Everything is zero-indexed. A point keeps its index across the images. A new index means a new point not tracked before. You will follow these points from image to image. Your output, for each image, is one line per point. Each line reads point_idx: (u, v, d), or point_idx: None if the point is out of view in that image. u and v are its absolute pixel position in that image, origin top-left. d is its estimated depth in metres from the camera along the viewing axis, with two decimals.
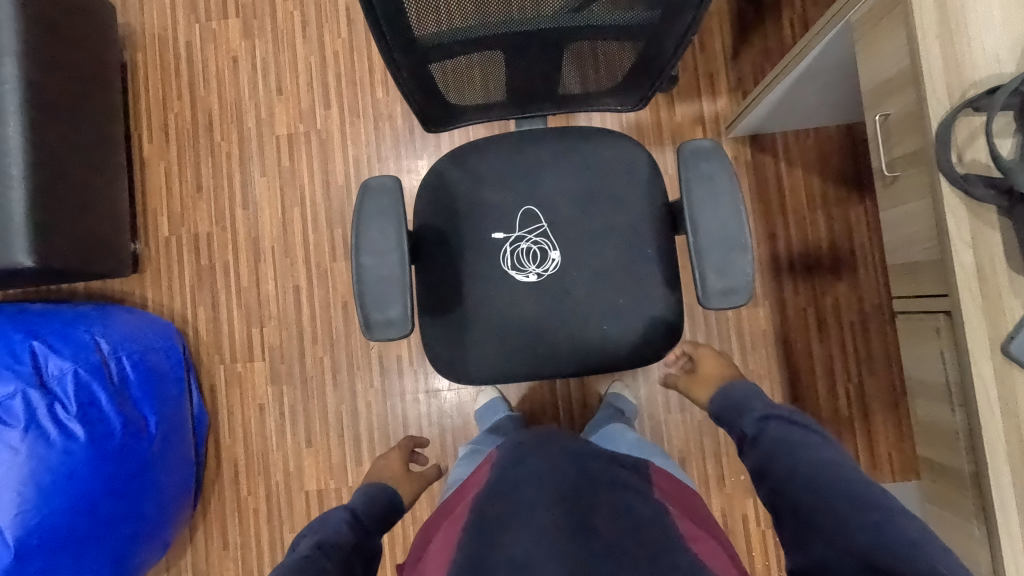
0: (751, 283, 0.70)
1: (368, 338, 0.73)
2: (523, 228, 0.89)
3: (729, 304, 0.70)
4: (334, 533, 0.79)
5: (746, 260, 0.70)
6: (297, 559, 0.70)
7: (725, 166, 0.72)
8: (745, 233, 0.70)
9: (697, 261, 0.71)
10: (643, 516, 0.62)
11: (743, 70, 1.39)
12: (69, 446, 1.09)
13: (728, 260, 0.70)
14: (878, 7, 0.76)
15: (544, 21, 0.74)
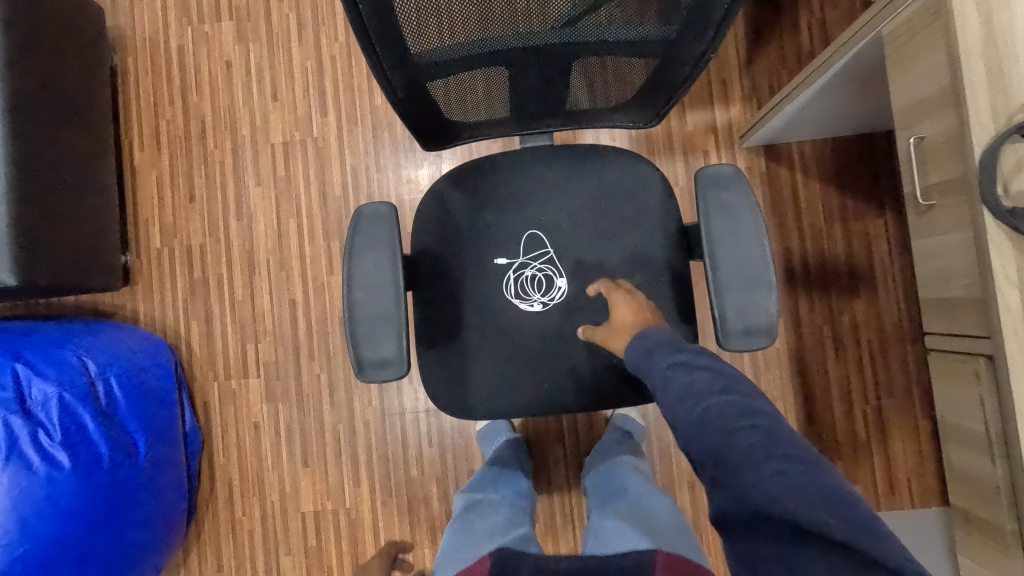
0: (774, 324, 0.65)
1: (361, 380, 0.68)
2: (529, 254, 0.84)
3: (750, 346, 0.65)
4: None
5: (770, 301, 0.65)
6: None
7: (747, 196, 0.67)
8: (769, 270, 0.65)
9: (716, 300, 0.65)
10: None
11: (757, 77, 1.32)
12: (54, 475, 1.04)
13: (750, 299, 0.65)
14: (914, 21, 0.70)
15: (551, 35, 0.68)
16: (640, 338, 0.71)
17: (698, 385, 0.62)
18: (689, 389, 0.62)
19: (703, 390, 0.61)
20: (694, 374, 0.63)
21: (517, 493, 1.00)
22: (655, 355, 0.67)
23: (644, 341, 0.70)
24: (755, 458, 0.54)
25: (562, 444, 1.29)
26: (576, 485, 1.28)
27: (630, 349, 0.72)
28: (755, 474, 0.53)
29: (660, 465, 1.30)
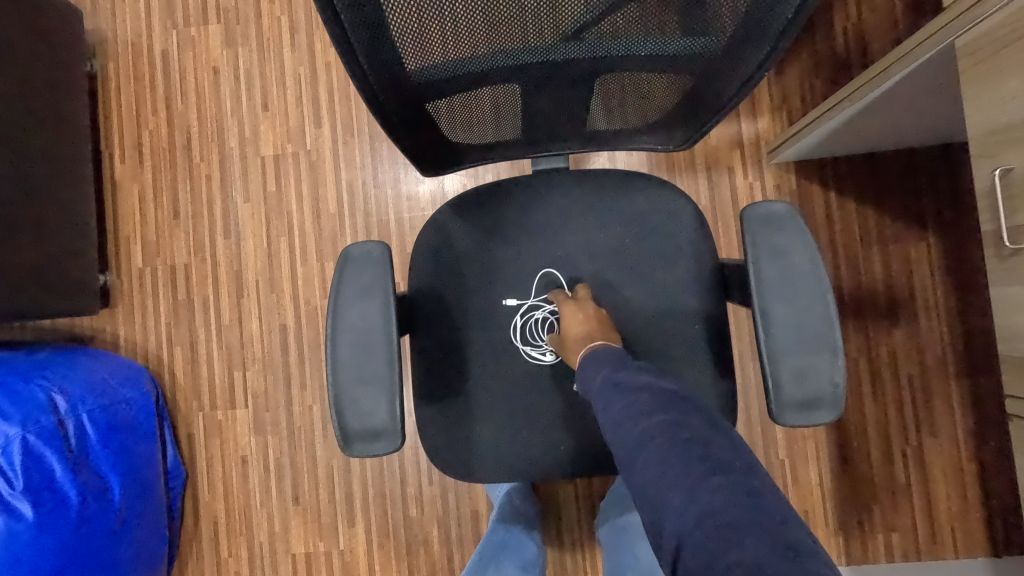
0: (838, 396, 0.55)
1: (347, 454, 0.58)
2: (543, 299, 0.74)
3: (810, 422, 0.55)
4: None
5: (834, 368, 0.54)
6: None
7: (805, 241, 0.56)
8: (834, 332, 0.54)
9: (770, 365, 0.55)
10: None
11: (788, 86, 1.22)
12: (14, 526, 0.94)
13: (810, 366, 0.54)
14: (1002, 30, 0.59)
15: (571, 47, 0.57)
16: (587, 353, 0.66)
17: (637, 404, 0.58)
18: (630, 409, 0.58)
19: (644, 408, 0.57)
20: (633, 394, 0.59)
21: (522, 567, 0.91)
22: (599, 375, 0.63)
23: (589, 358, 0.66)
24: (681, 474, 0.50)
25: (572, 485, 1.19)
26: (587, 530, 1.18)
27: (576, 367, 0.68)
28: (682, 490, 0.49)
29: None
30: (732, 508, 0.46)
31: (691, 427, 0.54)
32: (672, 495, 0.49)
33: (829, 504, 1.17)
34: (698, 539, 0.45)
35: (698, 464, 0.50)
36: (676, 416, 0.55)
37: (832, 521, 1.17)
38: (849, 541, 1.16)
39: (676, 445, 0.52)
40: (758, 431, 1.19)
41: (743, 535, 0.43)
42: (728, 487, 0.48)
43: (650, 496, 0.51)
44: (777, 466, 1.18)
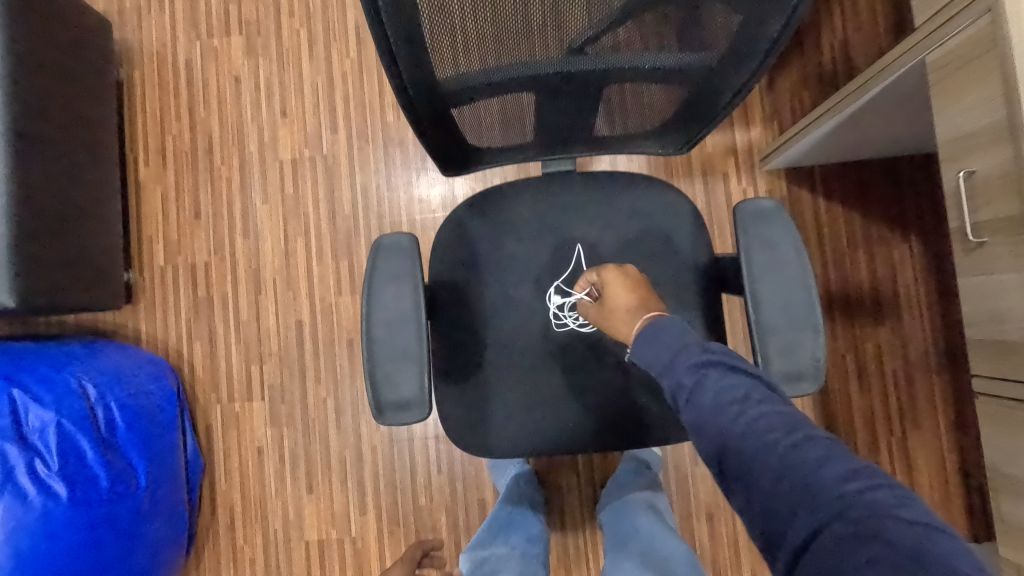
0: (820, 369, 0.61)
1: (380, 423, 0.64)
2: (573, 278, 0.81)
3: (796, 393, 0.61)
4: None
5: (817, 344, 0.61)
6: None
7: (791, 233, 0.64)
8: (816, 313, 0.61)
9: (760, 342, 0.62)
10: None
11: (779, 98, 1.29)
12: (50, 506, 1.00)
13: (795, 342, 0.61)
14: (964, 48, 0.67)
15: (579, 60, 0.64)
16: (659, 335, 0.68)
17: (729, 392, 0.59)
18: (724, 396, 0.59)
19: (734, 395, 0.59)
20: (724, 381, 0.60)
21: (529, 539, 0.95)
22: (678, 358, 0.65)
23: (657, 337, 0.68)
24: (794, 468, 0.51)
25: (575, 473, 1.25)
26: (590, 517, 1.24)
27: (643, 349, 0.69)
28: (799, 485, 0.50)
29: (677, 497, 1.26)
30: (854, 504, 0.47)
31: (783, 414, 0.56)
32: (788, 486, 0.51)
33: None
34: (831, 525, 0.47)
35: (801, 453, 0.52)
36: (766, 402, 0.57)
37: None
38: None
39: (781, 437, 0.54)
40: None
41: (875, 536, 0.45)
42: (840, 469, 0.50)
43: (760, 487, 0.52)
44: None
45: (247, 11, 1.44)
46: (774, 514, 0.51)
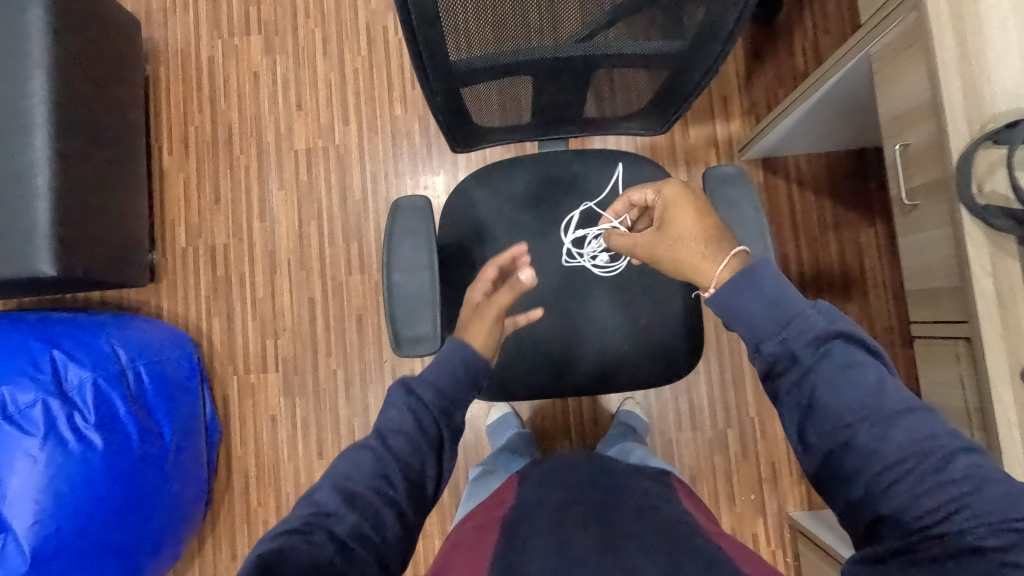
0: None
1: (398, 354, 0.75)
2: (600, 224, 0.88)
3: None
4: (450, 406, 0.67)
5: None
6: (374, 499, 0.58)
7: (750, 194, 0.77)
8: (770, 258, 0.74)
9: None
10: (681, 517, 0.64)
11: (756, 95, 1.41)
12: (87, 454, 1.10)
13: None
14: (897, 41, 0.78)
15: (570, 49, 0.76)
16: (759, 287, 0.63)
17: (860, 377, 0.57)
18: (850, 377, 0.57)
19: (865, 383, 0.57)
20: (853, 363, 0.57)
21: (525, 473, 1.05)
22: (795, 327, 0.60)
23: (763, 291, 0.63)
24: (931, 476, 0.52)
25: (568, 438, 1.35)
26: None
27: (742, 300, 0.63)
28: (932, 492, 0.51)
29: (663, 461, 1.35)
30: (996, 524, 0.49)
31: (923, 416, 0.55)
32: (932, 499, 0.51)
33: (793, 456, 1.34)
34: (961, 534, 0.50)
35: (952, 468, 0.52)
36: (901, 397, 0.56)
37: (795, 471, 1.34)
38: (810, 488, 1.33)
39: (920, 440, 0.53)
40: (731, 391, 1.36)
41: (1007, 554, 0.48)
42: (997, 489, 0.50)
43: (892, 482, 0.53)
44: (747, 422, 1.35)
45: (266, 13, 1.55)
46: (901, 516, 0.52)
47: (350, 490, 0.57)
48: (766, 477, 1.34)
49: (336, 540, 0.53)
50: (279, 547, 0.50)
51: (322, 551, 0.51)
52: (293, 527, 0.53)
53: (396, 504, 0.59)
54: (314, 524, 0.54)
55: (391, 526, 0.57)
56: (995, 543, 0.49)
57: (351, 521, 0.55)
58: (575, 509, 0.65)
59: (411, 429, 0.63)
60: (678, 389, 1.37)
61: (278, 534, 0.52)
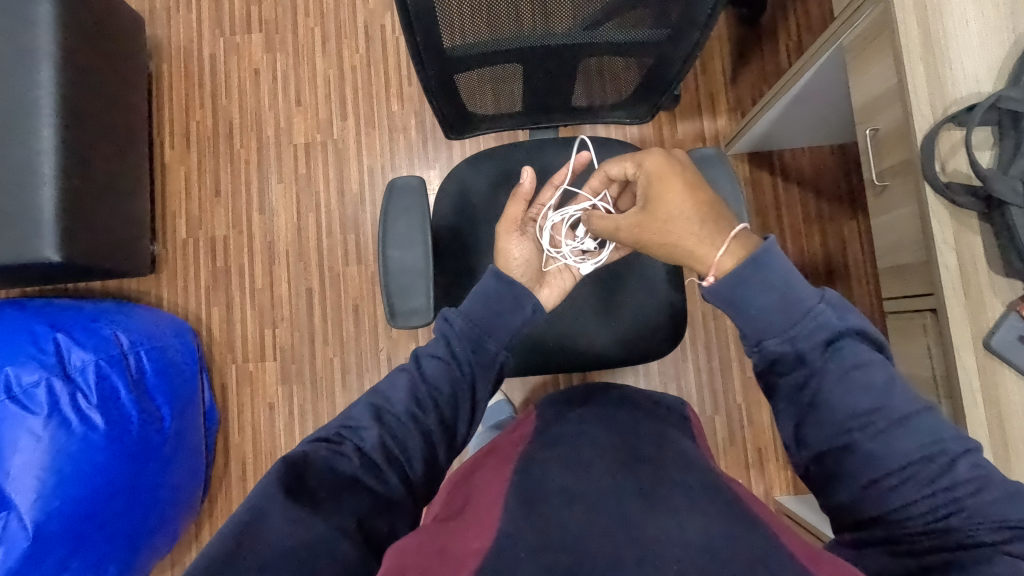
0: None
1: (393, 325, 0.79)
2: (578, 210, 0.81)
3: None
4: (482, 337, 0.72)
5: None
6: (402, 420, 0.66)
7: (727, 172, 0.84)
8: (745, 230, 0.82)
9: None
10: (681, 459, 0.71)
11: (741, 92, 1.46)
12: (89, 434, 1.14)
13: None
14: (867, 32, 0.83)
15: (558, 38, 0.80)
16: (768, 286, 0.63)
17: (866, 379, 0.60)
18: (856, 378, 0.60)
19: (872, 385, 0.60)
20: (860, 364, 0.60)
21: None
22: (803, 327, 0.62)
23: (773, 283, 0.63)
24: (930, 475, 0.56)
25: None
26: None
27: (749, 296, 0.64)
28: (930, 491, 0.56)
29: None
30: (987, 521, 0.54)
31: (926, 419, 0.59)
32: (930, 499, 0.56)
33: (779, 442, 1.37)
34: (955, 531, 0.55)
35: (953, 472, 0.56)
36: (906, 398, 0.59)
37: (782, 456, 1.37)
38: (796, 473, 1.36)
39: (923, 443, 0.57)
40: (718, 378, 1.40)
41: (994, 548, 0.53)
42: (993, 489, 0.55)
43: (894, 482, 0.57)
44: (734, 409, 1.38)
45: (267, 12, 1.59)
46: (897, 513, 0.57)
47: (380, 410, 0.67)
48: (753, 462, 1.37)
49: (362, 451, 0.63)
50: (312, 451, 0.61)
51: (344, 461, 0.61)
52: (329, 436, 0.64)
53: (421, 427, 0.67)
54: (346, 436, 0.64)
55: (414, 445, 0.66)
56: (986, 539, 0.53)
57: (375, 436, 0.64)
58: (588, 451, 0.71)
59: (443, 357, 0.71)
60: (667, 376, 1.40)
61: (318, 438, 0.64)
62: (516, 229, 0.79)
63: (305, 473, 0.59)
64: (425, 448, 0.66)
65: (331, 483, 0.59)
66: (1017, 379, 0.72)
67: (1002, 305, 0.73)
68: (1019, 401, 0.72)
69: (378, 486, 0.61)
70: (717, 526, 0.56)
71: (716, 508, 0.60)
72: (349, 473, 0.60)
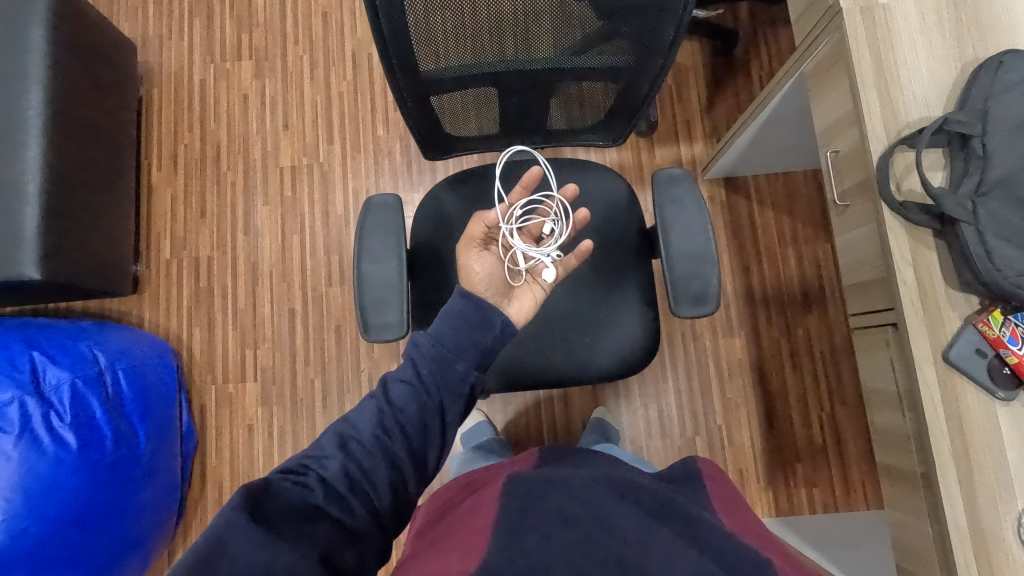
0: (716, 292, 0.84)
1: (365, 339, 0.81)
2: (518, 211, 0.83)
3: (700, 312, 0.83)
4: (449, 358, 0.70)
5: (714, 271, 0.84)
6: (368, 447, 0.64)
7: (693, 193, 0.87)
8: (711, 249, 0.84)
9: (670, 276, 0.84)
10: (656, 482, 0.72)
11: (717, 119, 1.51)
12: (60, 454, 1.13)
13: (697, 273, 0.84)
14: (826, 59, 0.90)
15: (530, 63, 0.83)
16: None
17: None
18: None
19: None
20: None
21: None
22: None
23: None
24: None
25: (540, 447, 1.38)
26: None
27: None
28: None
29: None
30: None
31: None
32: None
33: (759, 463, 1.37)
34: None
35: None
36: None
37: (762, 478, 1.36)
38: (777, 495, 1.35)
39: None
40: (698, 398, 1.40)
41: None
42: None
43: None
44: (714, 429, 1.38)
45: (257, 39, 1.64)
46: None
47: (346, 438, 0.64)
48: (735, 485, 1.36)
49: (325, 481, 0.61)
50: (273, 481, 0.59)
51: (308, 492, 0.59)
52: (292, 468, 0.61)
53: (388, 454, 0.65)
54: (309, 466, 0.61)
55: (381, 473, 0.63)
56: None
57: (338, 465, 0.62)
58: (569, 472, 0.72)
59: (410, 380, 0.69)
60: (647, 397, 1.40)
61: (280, 470, 0.61)
62: (477, 244, 0.82)
63: (266, 503, 0.56)
64: (392, 475, 0.64)
65: (293, 513, 0.57)
66: (975, 392, 0.76)
67: (960, 318, 0.77)
68: (977, 412, 0.75)
69: (342, 514, 0.59)
70: (696, 561, 0.55)
71: (694, 535, 0.60)
72: (312, 503, 0.58)
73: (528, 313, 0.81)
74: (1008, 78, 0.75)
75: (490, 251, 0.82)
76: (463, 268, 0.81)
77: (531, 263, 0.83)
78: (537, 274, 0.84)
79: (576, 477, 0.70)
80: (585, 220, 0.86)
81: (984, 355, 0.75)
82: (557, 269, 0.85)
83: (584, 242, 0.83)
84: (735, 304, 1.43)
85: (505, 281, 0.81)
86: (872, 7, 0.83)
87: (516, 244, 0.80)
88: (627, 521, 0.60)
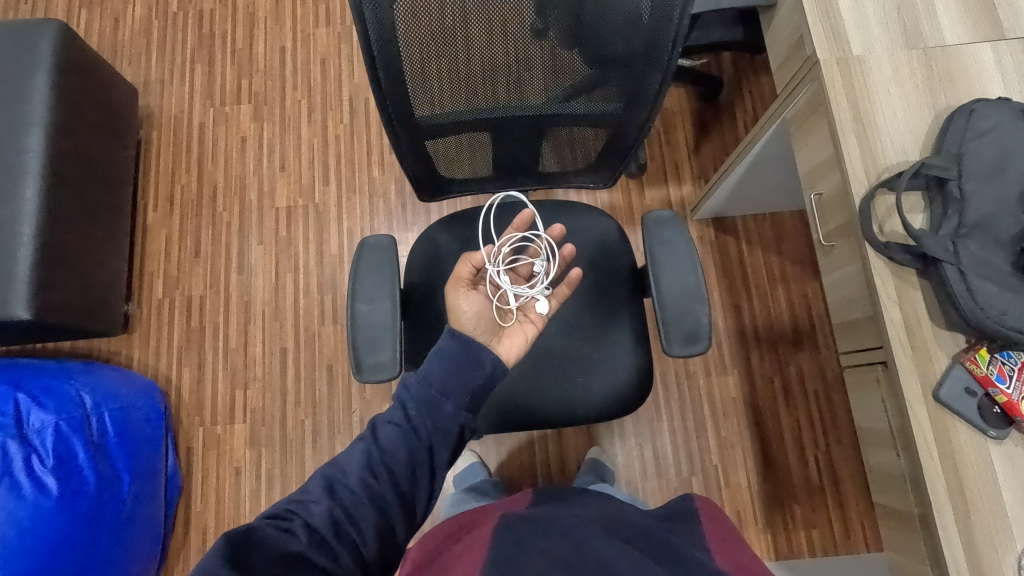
0: (707, 329, 0.84)
1: (358, 379, 0.81)
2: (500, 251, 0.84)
3: (691, 350, 0.84)
4: (438, 399, 0.70)
5: (705, 310, 0.85)
6: (354, 491, 0.63)
7: (682, 233, 0.88)
8: (702, 288, 0.86)
9: (661, 314, 0.85)
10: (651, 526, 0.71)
11: (704, 161, 1.55)
12: (40, 500, 1.10)
13: (687, 311, 0.85)
14: (806, 106, 0.94)
15: (522, 109, 0.86)
16: None
17: None
18: None
19: None
20: None
21: None
22: None
23: None
24: None
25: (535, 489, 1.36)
26: None
27: None
28: None
29: None
30: None
31: None
32: None
33: (756, 504, 1.35)
34: None
35: None
36: None
37: (760, 520, 1.34)
38: (776, 537, 1.33)
39: None
40: (693, 438, 1.39)
41: None
42: None
43: None
44: (710, 469, 1.37)
45: (257, 85, 1.68)
46: None
47: (334, 482, 0.63)
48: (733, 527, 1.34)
49: (310, 527, 0.59)
50: (257, 526, 0.57)
51: (292, 539, 0.58)
52: (277, 513, 0.60)
53: (375, 498, 0.63)
54: (295, 511, 0.60)
55: (367, 517, 0.62)
56: None
57: (325, 509, 0.60)
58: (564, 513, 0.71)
59: (400, 422, 0.68)
60: (642, 437, 1.39)
61: (266, 515, 0.59)
62: (465, 284, 0.82)
63: (250, 551, 0.55)
64: (380, 521, 0.63)
65: (277, 562, 0.55)
66: (968, 431, 0.76)
67: (947, 357, 0.78)
68: (970, 451, 0.75)
69: (328, 562, 0.58)
70: None
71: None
72: (297, 551, 0.57)
73: (518, 351, 0.80)
74: (979, 125, 0.78)
75: (478, 291, 0.82)
76: (452, 307, 0.81)
77: (521, 300, 0.84)
78: (528, 310, 0.85)
79: (570, 519, 0.69)
80: (572, 256, 0.88)
81: (974, 394, 0.75)
82: (550, 302, 0.86)
83: (573, 270, 0.84)
84: (728, 342, 1.44)
85: (494, 320, 0.82)
86: (847, 59, 0.87)
87: (504, 285, 0.81)
88: (622, 564, 0.59)
